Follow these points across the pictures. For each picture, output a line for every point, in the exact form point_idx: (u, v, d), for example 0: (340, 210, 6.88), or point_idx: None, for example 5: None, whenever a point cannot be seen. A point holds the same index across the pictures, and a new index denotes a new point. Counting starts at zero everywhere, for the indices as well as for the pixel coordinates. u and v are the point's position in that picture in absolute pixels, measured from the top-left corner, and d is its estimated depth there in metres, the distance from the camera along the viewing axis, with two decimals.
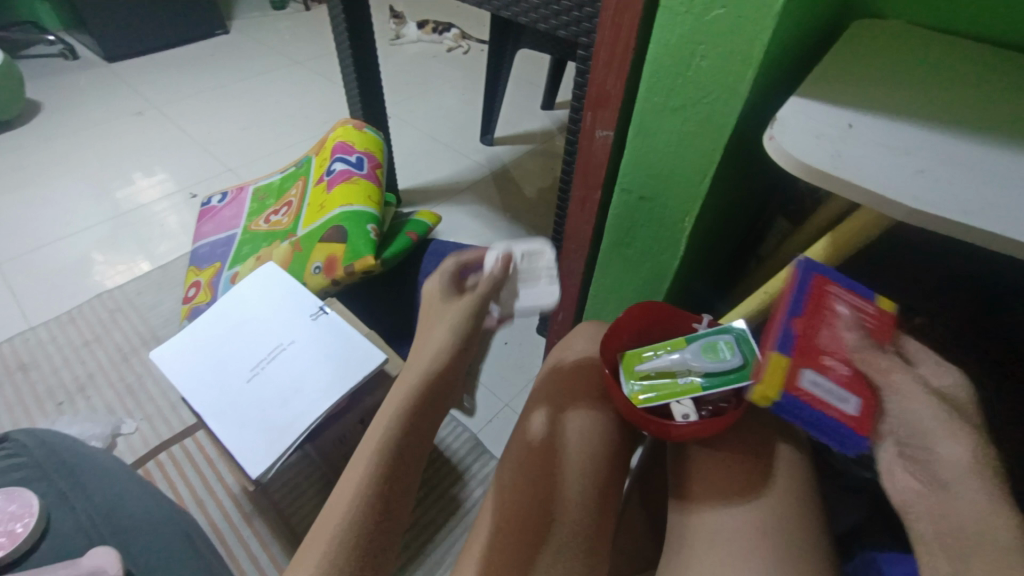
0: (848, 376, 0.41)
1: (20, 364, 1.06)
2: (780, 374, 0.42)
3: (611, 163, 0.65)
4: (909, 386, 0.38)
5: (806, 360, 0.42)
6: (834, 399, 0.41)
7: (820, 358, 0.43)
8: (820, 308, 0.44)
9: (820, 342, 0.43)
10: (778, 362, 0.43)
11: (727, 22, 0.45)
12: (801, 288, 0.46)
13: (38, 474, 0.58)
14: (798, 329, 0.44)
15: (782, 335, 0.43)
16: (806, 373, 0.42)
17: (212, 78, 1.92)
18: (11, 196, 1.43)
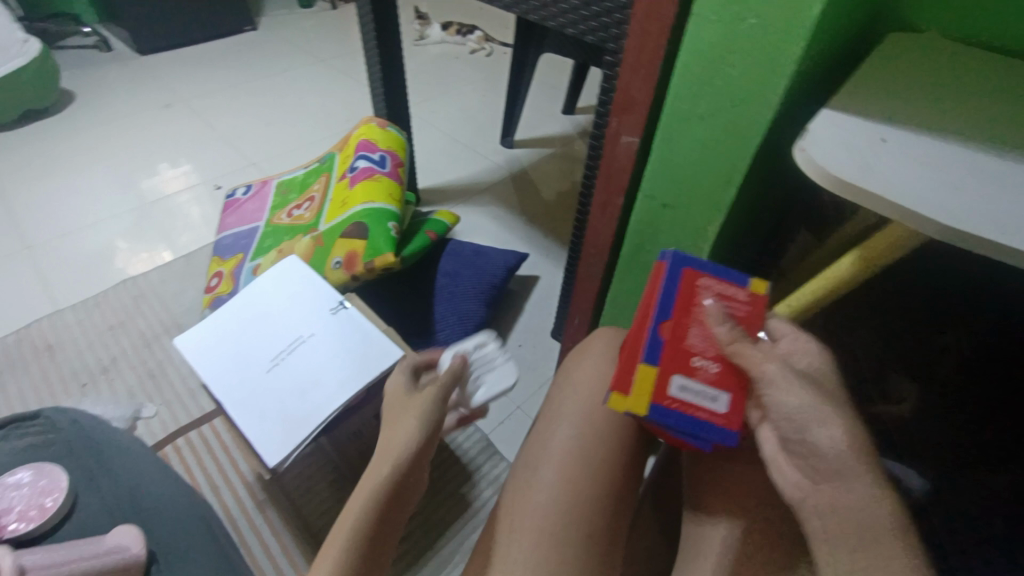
0: (715, 374, 0.46)
1: (48, 345, 1.10)
2: (652, 386, 0.46)
3: (634, 169, 0.65)
4: (780, 377, 0.41)
5: (677, 366, 0.46)
6: (704, 400, 0.46)
7: (688, 360, 0.47)
8: (688, 308, 0.48)
9: (688, 345, 0.47)
10: (649, 373, 0.46)
11: (759, 31, 0.45)
12: (670, 289, 0.49)
13: (67, 452, 0.60)
14: (667, 336, 0.47)
15: (652, 345, 0.47)
16: (677, 380, 0.46)
17: (239, 73, 1.96)
18: (45, 182, 1.47)
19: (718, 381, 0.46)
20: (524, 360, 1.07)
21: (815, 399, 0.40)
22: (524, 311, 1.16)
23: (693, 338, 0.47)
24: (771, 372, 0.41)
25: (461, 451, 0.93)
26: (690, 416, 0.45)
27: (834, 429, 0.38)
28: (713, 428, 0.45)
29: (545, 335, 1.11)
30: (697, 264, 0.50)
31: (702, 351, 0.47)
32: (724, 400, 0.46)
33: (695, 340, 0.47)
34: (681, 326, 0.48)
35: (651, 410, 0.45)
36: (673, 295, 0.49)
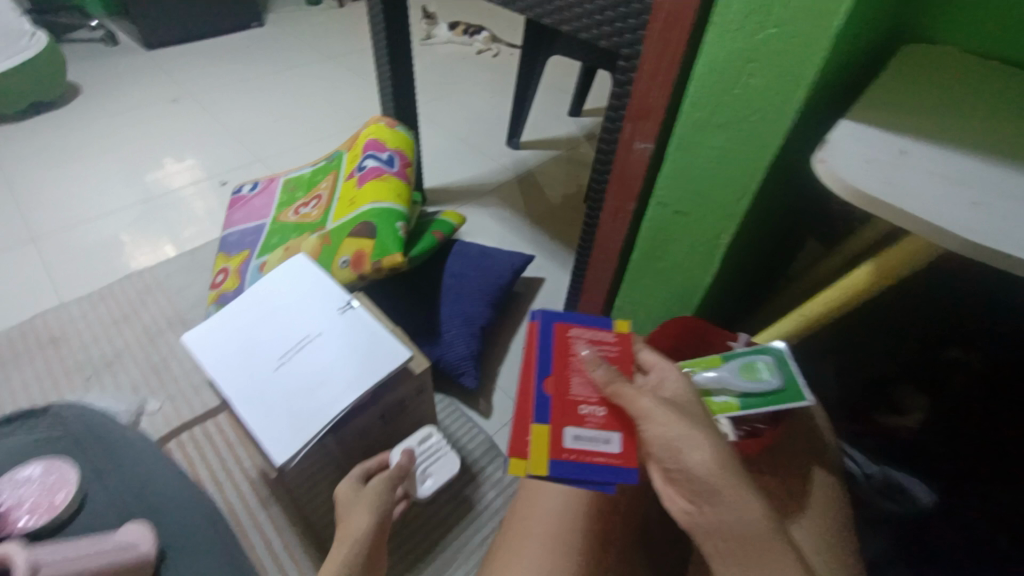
0: (604, 418, 0.47)
1: (52, 338, 1.09)
2: (546, 442, 0.45)
3: (647, 175, 0.65)
4: (651, 410, 0.43)
5: (565, 419, 0.47)
6: (600, 445, 0.45)
7: (576, 410, 0.47)
8: (563, 362, 0.51)
9: (573, 394, 0.49)
10: (542, 434, 0.46)
11: (779, 42, 0.45)
12: (543, 348, 0.52)
13: (76, 448, 0.61)
14: (552, 391, 0.49)
15: (541, 402, 0.48)
16: (570, 432, 0.46)
17: (247, 69, 1.96)
18: (50, 175, 1.47)
19: (609, 423, 0.47)
20: None
21: (680, 425, 0.42)
22: (528, 314, 1.16)
23: (575, 388, 0.49)
24: (644, 406, 0.43)
25: (465, 453, 0.92)
26: (593, 469, 0.44)
27: (701, 452, 0.40)
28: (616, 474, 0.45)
29: None
30: (567, 318, 0.55)
31: (586, 398, 0.48)
32: (617, 440, 0.46)
33: (577, 390, 0.49)
34: (563, 378, 0.50)
35: (552, 469, 0.44)
36: (549, 352, 0.52)
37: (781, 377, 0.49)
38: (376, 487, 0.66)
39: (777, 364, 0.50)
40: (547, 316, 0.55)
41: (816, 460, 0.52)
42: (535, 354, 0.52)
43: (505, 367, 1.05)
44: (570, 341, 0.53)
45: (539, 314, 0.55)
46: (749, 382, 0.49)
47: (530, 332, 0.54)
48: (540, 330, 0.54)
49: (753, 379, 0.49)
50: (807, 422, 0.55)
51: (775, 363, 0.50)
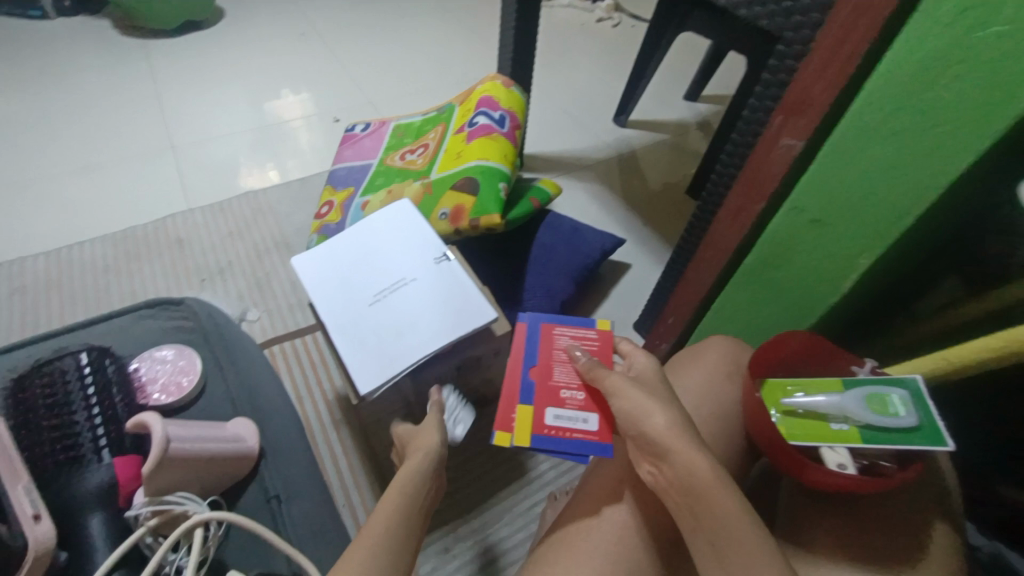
0: (581, 401, 0.58)
1: (178, 239, 1.22)
2: (530, 422, 0.59)
3: (787, 176, 0.59)
4: (616, 386, 0.50)
5: (548, 399, 0.60)
6: (578, 423, 0.57)
7: (558, 395, 0.60)
8: (548, 355, 0.64)
9: (555, 381, 0.61)
10: (526, 411, 0.59)
11: (1006, 43, 0.38)
12: (531, 344, 0.65)
13: (200, 341, 0.75)
14: (537, 378, 0.62)
15: (528, 388, 0.61)
16: (551, 412, 0.59)
17: (371, 12, 2.01)
18: (192, 91, 1.61)
19: (586, 403, 0.58)
20: None
21: (638, 398, 0.48)
22: (609, 299, 1.14)
23: (557, 376, 0.62)
24: (613, 384, 0.50)
25: None
26: (570, 441, 0.56)
27: (655, 418, 0.45)
28: (590, 445, 0.55)
29: (626, 327, 1.08)
30: (553, 320, 0.68)
31: (566, 384, 0.60)
32: (594, 420, 0.57)
33: (560, 377, 0.61)
34: (546, 368, 0.63)
35: (533, 441, 0.57)
36: (536, 347, 0.65)
37: (917, 415, 0.45)
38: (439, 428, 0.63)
39: (914, 400, 0.46)
40: (535, 318, 0.68)
41: (941, 513, 0.48)
42: (524, 349, 0.65)
43: None
44: (554, 339, 0.66)
45: (526, 317, 0.68)
46: (876, 415, 0.46)
47: (519, 330, 0.67)
48: (528, 328, 0.67)
49: (881, 413, 0.46)
50: (935, 471, 0.50)
51: (910, 399, 0.46)
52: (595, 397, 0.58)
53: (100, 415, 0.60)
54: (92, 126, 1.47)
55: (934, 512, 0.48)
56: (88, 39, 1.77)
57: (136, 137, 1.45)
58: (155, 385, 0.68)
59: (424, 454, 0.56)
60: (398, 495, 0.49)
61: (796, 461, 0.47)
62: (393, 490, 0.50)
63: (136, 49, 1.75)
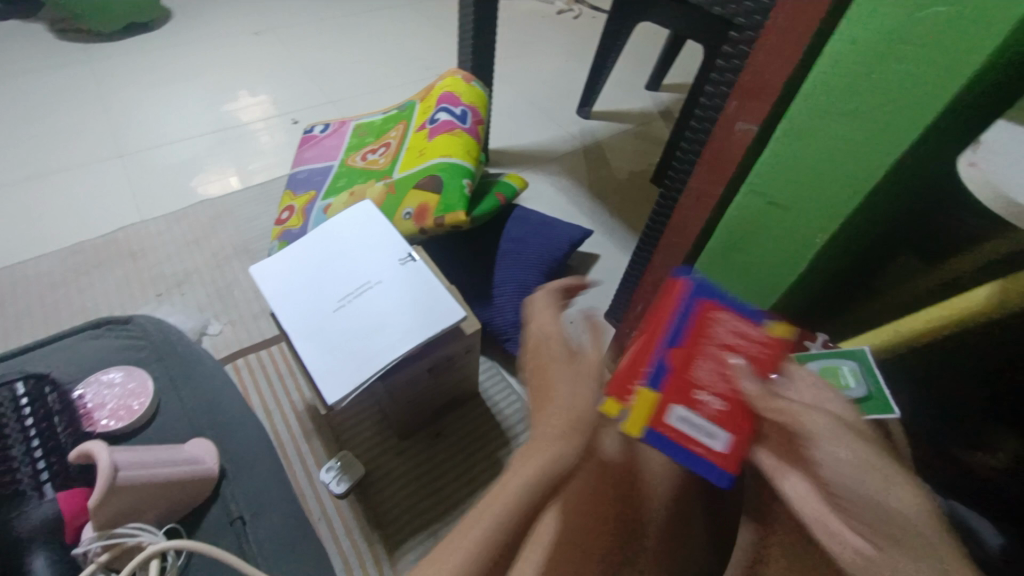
0: (719, 411, 0.39)
1: (131, 251, 1.17)
2: (646, 410, 0.40)
3: (744, 160, 0.60)
4: (826, 426, 0.28)
5: (678, 394, 0.41)
6: (702, 435, 0.38)
7: (692, 393, 0.41)
8: (696, 340, 0.43)
9: (695, 376, 0.41)
10: (645, 398, 0.41)
11: (945, 23, 0.38)
12: (679, 320, 0.44)
13: (153, 357, 0.72)
14: (671, 362, 0.42)
15: (654, 370, 0.42)
16: (675, 409, 0.40)
17: (327, 9, 1.96)
18: (140, 95, 1.54)
19: (725, 417, 0.38)
20: None
21: (872, 457, 0.26)
22: None
23: (699, 370, 0.41)
24: (817, 424, 0.28)
25: (500, 416, 0.93)
26: (681, 451, 0.38)
27: (906, 490, 0.25)
28: (705, 468, 0.38)
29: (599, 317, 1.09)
30: (721, 298, 0.45)
31: (708, 384, 0.41)
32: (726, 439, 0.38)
33: (701, 374, 0.41)
34: (690, 355, 0.42)
35: (645, 435, 0.39)
36: (683, 324, 0.44)
37: (867, 384, 0.45)
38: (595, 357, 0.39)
39: (864, 370, 0.46)
40: (700, 290, 0.46)
41: None
42: (670, 322, 0.45)
43: None
44: (710, 325, 0.44)
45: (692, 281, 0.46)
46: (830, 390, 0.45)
47: (673, 300, 0.46)
48: (683, 298, 0.45)
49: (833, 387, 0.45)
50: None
51: (860, 368, 0.46)
52: (741, 416, 0.38)
53: (41, 447, 0.59)
54: (30, 136, 1.38)
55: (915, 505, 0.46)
56: (21, 41, 1.67)
57: (80, 146, 1.37)
58: (104, 411, 0.64)
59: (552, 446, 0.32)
60: (490, 528, 0.27)
61: None
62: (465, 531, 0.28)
63: (75, 52, 1.65)
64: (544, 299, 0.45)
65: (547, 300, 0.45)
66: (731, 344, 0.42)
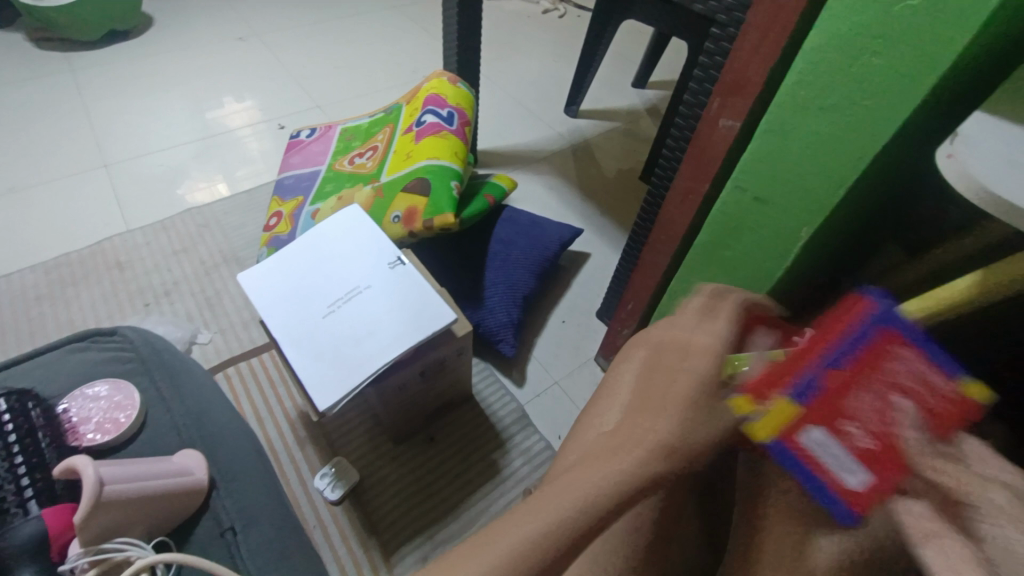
0: (871, 453, 0.27)
1: (117, 261, 1.15)
2: (773, 422, 0.29)
3: (729, 157, 0.60)
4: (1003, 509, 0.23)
5: (823, 419, 0.28)
6: (838, 468, 0.28)
7: (844, 424, 0.27)
8: (875, 364, 0.28)
9: (858, 410, 0.27)
10: (776, 408, 0.30)
11: (918, 17, 0.39)
12: (849, 341, 0.29)
13: (140, 369, 0.71)
14: (830, 384, 0.28)
15: (803, 382, 0.29)
16: (813, 433, 0.28)
17: (312, 13, 1.95)
18: (123, 103, 1.52)
19: (875, 458, 0.26)
20: (566, 337, 1.05)
21: None
22: (570, 289, 1.14)
23: (857, 405, 0.27)
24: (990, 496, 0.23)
25: (494, 417, 0.93)
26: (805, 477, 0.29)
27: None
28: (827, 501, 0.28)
29: (591, 316, 1.09)
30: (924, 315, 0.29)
31: (872, 426, 0.27)
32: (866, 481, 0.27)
33: (866, 412, 0.27)
34: (859, 382, 0.28)
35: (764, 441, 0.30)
36: (863, 339, 0.29)
37: None
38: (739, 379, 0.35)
39: None
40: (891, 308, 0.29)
41: None
42: (834, 334, 0.30)
43: (542, 340, 1.05)
44: (889, 357, 0.28)
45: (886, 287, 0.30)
46: None
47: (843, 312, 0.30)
48: (876, 302, 0.29)
49: None
50: None
51: None
52: (900, 466, 0.26)
53: (24, 464, 0.58)
54: (13, 147, 1.36)
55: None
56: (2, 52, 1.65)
57: (63, 156, 1.36)
58: (89, 425, 0.63)
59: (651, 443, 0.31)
60: (545, 530, 0.27)
61: None
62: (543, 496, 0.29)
63: (56, 62, 1.63)
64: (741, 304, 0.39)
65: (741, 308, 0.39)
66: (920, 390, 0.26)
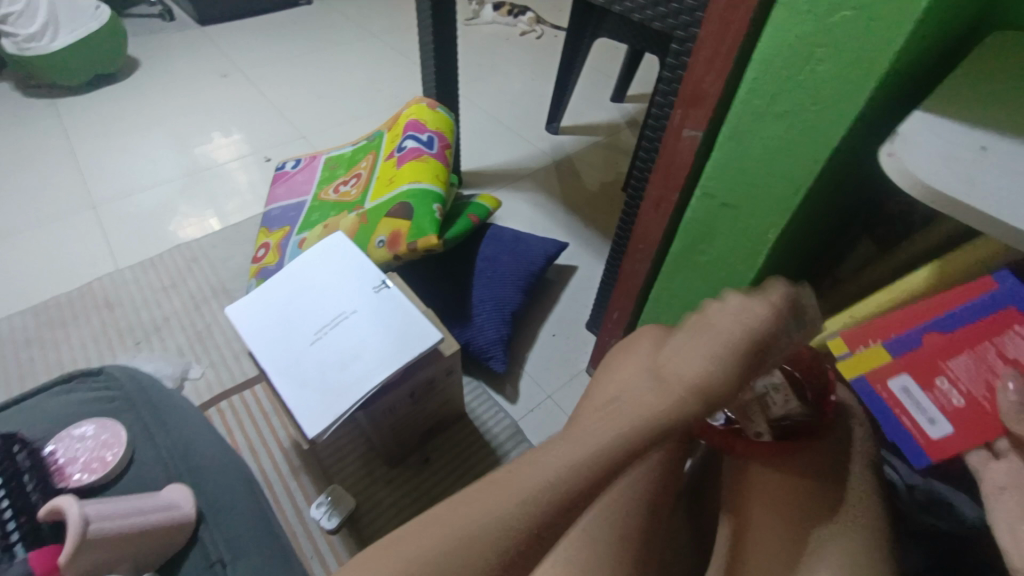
0: (958, 406, 0.40)
1: (106, 301, 1.16)
2: (874, 364, 0.46)
3: (695, 164, 0.62)
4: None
5: (919, 370, 0.43)
6: (919, 413, 0.42)
7: (935, 378, 0.42)
8: (975, 337, 0.41)
9: (951, 367, 0.41)
10: (878, 354, 0.46)
11: (854, 25, 0.41)
12: (969, 313, 0.41)
13: (125, 407, 0.71)
14: (929, 343, 0.43)
15: (905, 338, 0.44)
16: (904, 379, 0.44)
17: (293, 47, 2.00)
18: (109, 145, 1.54)
19: (962, 412, 0.40)
20: (556, 351, 1.06)
21: None
22: (559, 303, 1.15)
23: (957, 363, 0.41)
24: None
25: (487, 434, 0.93)
26: (891, 417, 0.44)
27: None
28: (909, 445, 0.42)
29: (580, 328, 1.10)
30: None
31: (962, 380, 0.41)
32: (947, 428, 0.41)
33: (959, 368, 0.41)
34: (957, 347, 0.41)
35: (856, 381, 0.46)
36: (973, 314, 0.41)
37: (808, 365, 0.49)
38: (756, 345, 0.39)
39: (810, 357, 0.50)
40: (1014, 290, 0.40)
41: (860, 464, 0.49)
42: (954, 306, 0.42)
43: (533, 355, 1.05)
44: (1001, 331, 0.40)
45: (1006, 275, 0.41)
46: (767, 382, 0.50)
47: (974, 288, 0.42)
48: (994, 289, 0.41)
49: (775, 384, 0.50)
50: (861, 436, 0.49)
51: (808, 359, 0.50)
52: (990, 424, 0.39)
53: (9, 508, 0.57)
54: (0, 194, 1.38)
55: (860, 489, 0.47)
56: None
57: (50, 199, 1.37)
58: (76, 465, 0.63)
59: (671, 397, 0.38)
60: (578, 464, 0.37)
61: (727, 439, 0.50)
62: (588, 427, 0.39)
63: (41, 108, 1.66)
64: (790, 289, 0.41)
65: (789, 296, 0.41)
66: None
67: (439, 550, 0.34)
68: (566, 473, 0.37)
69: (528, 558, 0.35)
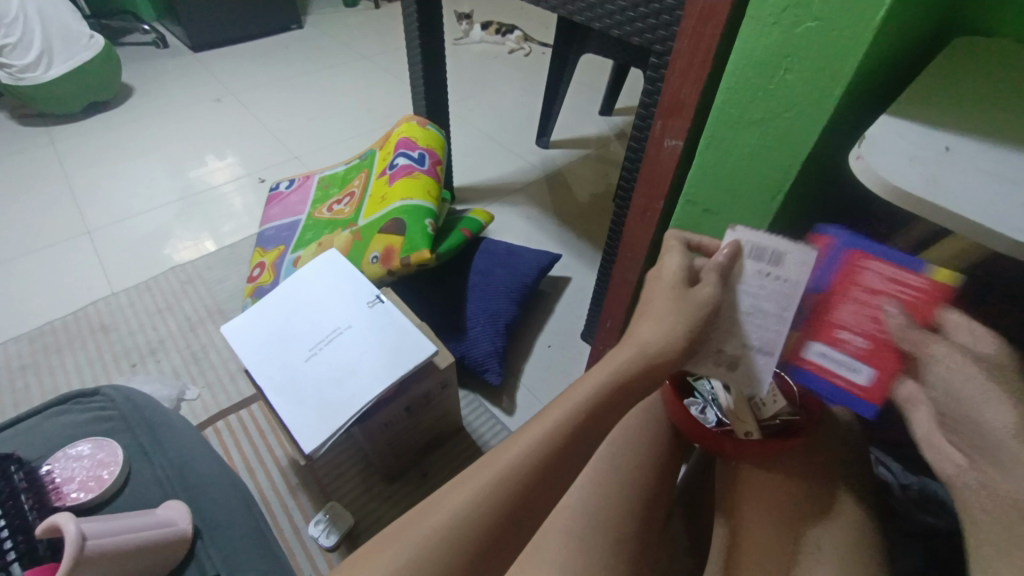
0: (863, 348, 0.45)
1: (102, 325, 1.16)
2: (789, 346, 0.50)
3: (678, 172, 0.64)
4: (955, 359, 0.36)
5: (821, 333, 0.48)
6: (846, 370, 0.47)
7: (836, 333, 0.47)
8: (840, 288, 0.46)
9: (841, 319, 0.46)
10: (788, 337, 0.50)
11: (820, 35, 0.43)
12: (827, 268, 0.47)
13: (122, 426, 0.71)
14: (814, 307, 0.48)
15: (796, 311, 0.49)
16: (816, 347, 0.49)
17: (286, 71, 2.03)
18: (105, 171, 1.56)
19: (871, 353, 0.45)
20: (551, 361, 1.07)
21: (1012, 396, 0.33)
22: (553, 314, 1.16)
23: (843, 314, 0.46)
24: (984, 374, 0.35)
25: (485, 447, 0.93)
26: (828, 383, 0.48)
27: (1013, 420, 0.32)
28: (851, 399, 0.47)
29: (575, 338, 1.11)
30: (863, 241, 0.44)
31: (855, 327, 0.45)
32: (868, 373, 0.45)
33: (849, 319, 0.46)
34: (836, 302, 0.46)
35: (789, 368, 0.51)
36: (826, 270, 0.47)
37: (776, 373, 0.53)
38: (693, 302, 0.46)
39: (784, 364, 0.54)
40: (839, 236, 0.46)
41: (848, 465, 0.50)
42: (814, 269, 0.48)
43: (529, 366, 1.06)
44: (858, 273, 0.45)
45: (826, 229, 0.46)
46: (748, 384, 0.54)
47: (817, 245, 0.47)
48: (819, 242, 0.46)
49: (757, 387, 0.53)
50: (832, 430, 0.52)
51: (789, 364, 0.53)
52: (891, 355, 0.43)
53: (7, 527, 0.56)
54: None
55: (848, 490, 0.48)
56: None
57: (46, 227, 1.38)
58: (72, 484, 0.63)
59: (635, 355, 0.44)
60: (546, 443, 0.40)
61: (716, 441, 0.50)
62: (553, 406, 0.43)
63: (36, 136, 1.68)
64: (731, 241, 0.48)
65: (735, 246, 0.48)
66: (884, 292, 0.43)
67: (421, 539, 0.35)
68: (534, 450, 0.40)
69: (507, 537, 0.37)
